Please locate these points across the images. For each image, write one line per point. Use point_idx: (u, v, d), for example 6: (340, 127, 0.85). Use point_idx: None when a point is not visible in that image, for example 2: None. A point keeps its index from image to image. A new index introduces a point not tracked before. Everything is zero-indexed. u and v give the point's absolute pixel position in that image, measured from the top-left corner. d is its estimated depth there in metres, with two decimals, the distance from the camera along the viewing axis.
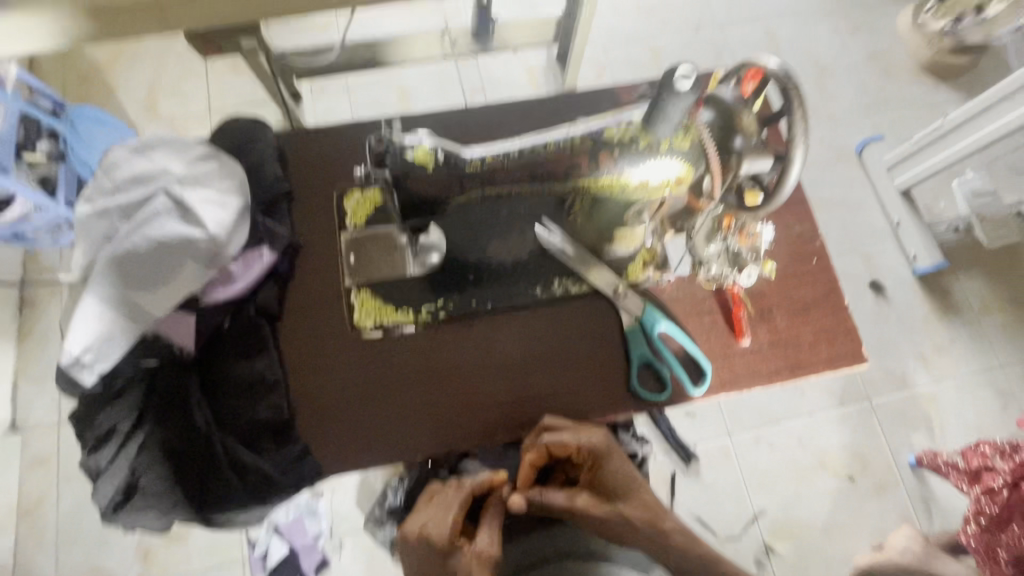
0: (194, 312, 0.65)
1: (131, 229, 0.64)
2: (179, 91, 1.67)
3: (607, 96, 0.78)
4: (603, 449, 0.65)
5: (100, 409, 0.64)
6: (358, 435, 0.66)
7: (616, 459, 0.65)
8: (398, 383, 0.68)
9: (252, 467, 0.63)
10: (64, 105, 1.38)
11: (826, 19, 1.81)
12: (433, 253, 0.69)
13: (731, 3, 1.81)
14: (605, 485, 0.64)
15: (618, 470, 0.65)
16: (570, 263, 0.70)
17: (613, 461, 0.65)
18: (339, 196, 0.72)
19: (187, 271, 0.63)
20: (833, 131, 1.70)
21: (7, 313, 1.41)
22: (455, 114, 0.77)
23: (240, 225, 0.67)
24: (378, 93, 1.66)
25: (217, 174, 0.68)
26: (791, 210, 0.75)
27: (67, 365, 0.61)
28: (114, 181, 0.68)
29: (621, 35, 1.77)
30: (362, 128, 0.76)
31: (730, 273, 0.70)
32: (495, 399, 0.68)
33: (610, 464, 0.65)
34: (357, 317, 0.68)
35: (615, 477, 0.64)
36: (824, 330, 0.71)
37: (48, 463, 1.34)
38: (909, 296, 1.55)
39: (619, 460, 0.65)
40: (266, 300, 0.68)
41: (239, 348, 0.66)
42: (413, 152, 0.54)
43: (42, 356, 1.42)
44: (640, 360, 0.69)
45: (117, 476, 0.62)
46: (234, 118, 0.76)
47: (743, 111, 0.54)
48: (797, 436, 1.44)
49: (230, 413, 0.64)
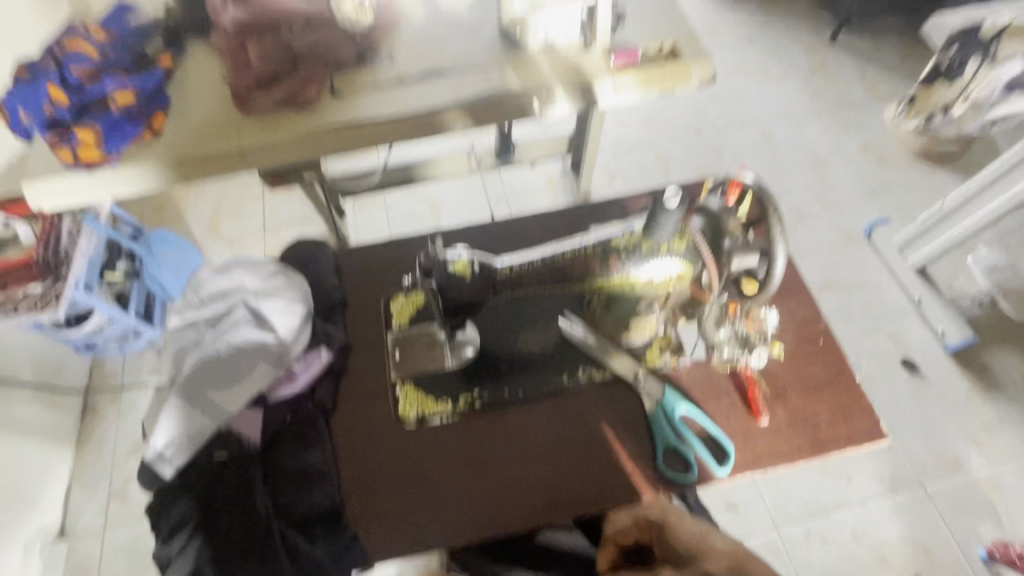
0: (263, 407, 0.74)
1: (216, 337, 0.77)
2: (241, 213, 1.92)
3: (617, 205, 0.90)
4: (656, 518, 0.69)
5: (173, 500, 0.70)
6: (399, 522, 0.70)
7: (673, 518, 0.69)
8: (440, 470, 0.73)
9: (305, 556, 0.67)
10: (142, 230, 1.63)
11: (817, 118, 2.01)
12: (468, 347, 0.77)
13: (727, 111, 2.03)
14: (679, 551, 0.66)
15: (683, 534, 0.67)
16: (593, 352, 0.77)
17: (674, 526, 0.68)
18: (387, 300, 0.83)
19: (259, 370, 0.74)
20: (839, 217, 1.80)
21: (71, 419, 1.53)
22: (483, 227, 0.90)
23: (303, 330, 0.77)
24: (413, 206, 1.88)
25: (284, 287, 0.80)
26: (794, 295, 0.82)
27: (151, 458, 0.70)
28: (202, 297, 0.82)
29: (629, 142, 1.98)
30: (405, 243, 0.89)
31: (742, 355, 0.75)
32: (529, 485, 0.72)
33: (671, 531, 0.68)
34: (401, 409, 0.76)
35: (683, 539, 0.67)
36: (839, 408, 0.75)
37: (90, 568, 1.39)
38: (944, 373, 1.54)
39: (680, 524, 0.68)
40: (323, 396, 0.76)
41: (298, 441, 0.73)
42: (453, 266, 0.76)
43: (97, 461, 1.51)
44: (664, 444, 0.74)
45: (182, 566, 0.66)
46: (302, 240, 0.91)
47: (729, 220, 0.65)
48: (849, 527, 1.37)
49: (289, 501, 0.70)
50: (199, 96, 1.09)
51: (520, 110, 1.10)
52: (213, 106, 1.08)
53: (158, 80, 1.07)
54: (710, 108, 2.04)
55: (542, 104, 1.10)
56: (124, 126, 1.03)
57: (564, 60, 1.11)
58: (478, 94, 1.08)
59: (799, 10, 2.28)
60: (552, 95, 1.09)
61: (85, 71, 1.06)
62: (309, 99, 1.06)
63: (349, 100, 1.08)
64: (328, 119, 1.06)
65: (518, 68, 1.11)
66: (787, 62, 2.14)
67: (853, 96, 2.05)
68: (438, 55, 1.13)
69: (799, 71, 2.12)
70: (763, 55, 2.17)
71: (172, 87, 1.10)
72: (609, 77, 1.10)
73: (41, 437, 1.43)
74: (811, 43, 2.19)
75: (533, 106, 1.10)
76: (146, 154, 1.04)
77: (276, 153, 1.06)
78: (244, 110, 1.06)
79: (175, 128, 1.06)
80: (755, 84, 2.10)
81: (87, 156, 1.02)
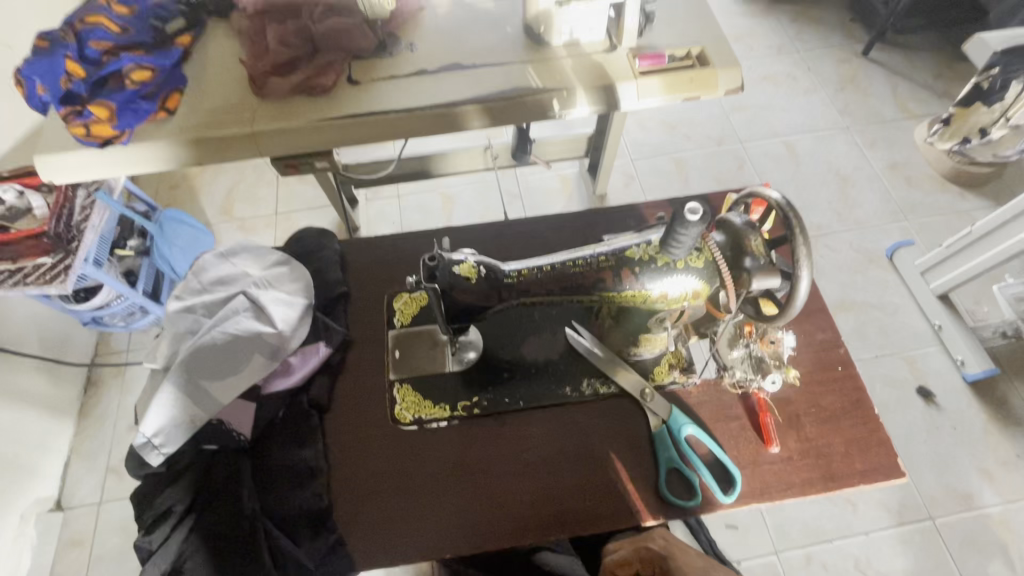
0: (255, 400, 0.71)
1: (212, 325, 0.74)
2: (253, 197, 1.91)
3: (633, 213, 0.87)
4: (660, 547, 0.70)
5: (159, 490, 0.68)
6: (388, 528, 0.68)
7: (676, 548, 0.70)
8: (433, 478, 0.70)
9: (289, 557, 0.65)
10: (156, 208, 1.62)
11: (844, 133, 1.95)
12: (470, 350, 0.75)
13: (751, 121, 1.98)
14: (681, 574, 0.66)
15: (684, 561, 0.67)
16: (598, 364, 0.74)
17: (676, 555, 0.68)
18: (390, 297, 0.81)
19: (255, 361, 0.71)
20: (861, 236, 1.75)
21: (74, 392, 1.54)
22: (493, 228, 0.87)
23: (303, 323, 0.75)
24: (425, 200, 1.86)
25: (287, 278, 0.79)
26: (812, 318, 0.78)
27: (138, 446, 0.67)
28: (201, 282, 0.80)
29: (649, 147, 1.94)
30: (413, 240, 0.87)
31: (754, 379, 0.72)
32: (524, 499, 0.69)
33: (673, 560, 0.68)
34: (398, 410, 0.73)
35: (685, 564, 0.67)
36: (854, 440, 0.71)
37: (83, 543, 1.39)
38: (963, 405, 1.48)
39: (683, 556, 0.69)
40: (318, 392, 0.74)
41: (291, 436, 0.71)
42: (459, 268, 0.61)
43: (96, 436, 1.51)
44: (667, 464, 0.70)
45: (162, 560, 0.64)
46: (305, 228, 0.88)
47: (752, 236, 0.60)
48: (852, 557, 1.33)
49: (277, 499, 0.68)
50: (216, 78, 1.08)
51: (538, 109, 1.07)
52: (229, 89, 1.07)
53: (176, 61, 1.06)
54: (734, 118, 1.99)
55: (561, 106, 1.07)
56: (138, 104, 1.01)
57: (587, 59, 1.08)
58: (497, 90, 1.05)
59: (832, 21, 2.22)
60: (573, 95, 1.06)
61: (102, 45, 1.04)
62: (326, 87, 1.04)
63: (365, 88, 1.06)
64: (342, 108, 1.04)
65: (539, 65, 1.08)
66: (816, 74, 2.09)
67: (883, 112, 1.99)
68: (459, 47, 1.10)
69: (828, 84, 2.06)
70: (793, 66, 2.11)
71: (189, 67, 1.09)
72: (633, 80, 1.06)
73: (43, 408, 1.43)
74: (843, 56, 2.12)
75: (553, 106, 1.07)
76: (159, 133, 1.02)
77: (288, 139, 1.04)
78: (259, 93, 1.05)
79: (189, 110, 1.05)
80: (783, 95, 2.04)
81: (99, 132, 1.01)
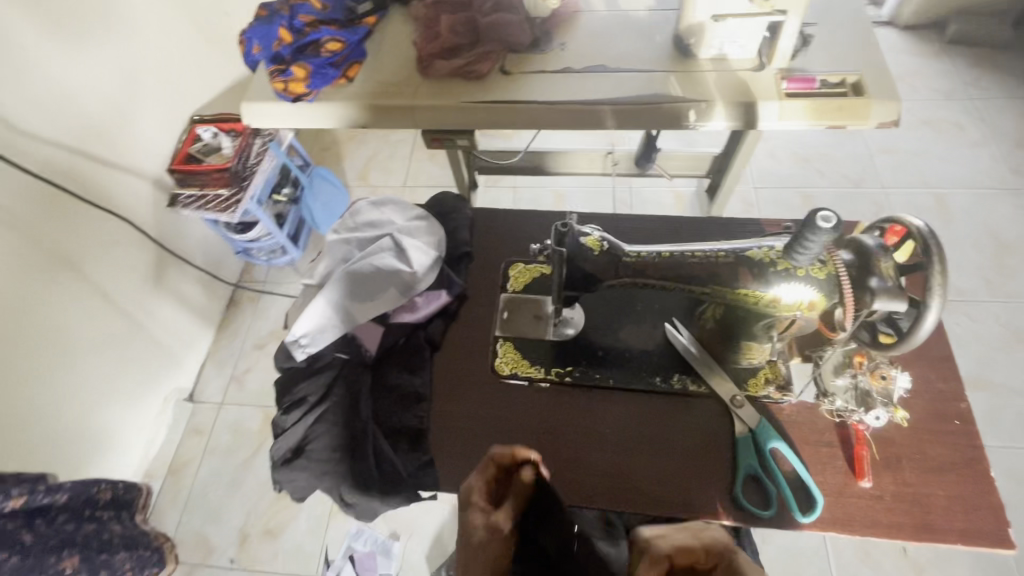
0: (383, 325, 0.84)
1: (363, 257, 0.88)
2: (388, 168, 2.13)
3: (754, 227, 0.88)
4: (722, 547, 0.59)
5: (298, 380, 0.82)
6: (472, 462, 0.75)
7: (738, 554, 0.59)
8: (517, 431, 0.77)
9: (388, 461, 0.75)
10: (309, 163, 1.86)
11: (1009, 195, 1.74)
12: (569, 327, 0.81)
13: (897, 166, 1.84)
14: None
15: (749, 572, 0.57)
16: (693, 362, 0.77)
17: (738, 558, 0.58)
18: (507, 264, 0.89)
19: (390, 292, 0.84)
20: (1012, 311, 1.56)
21: (219, 307, 1.81)
22: (610, 218, 0.92)
23: (433, 268, 0.86)
24: (539, 195, 1.95)
25: (425, 231, 0.91)
26: (932, 365, 0.75)
27: (289, 342, 0.82)
28: (356, 223, 0.94)
29: (775, 178, 1.87)
30: (536, 217, 0.94)
31: (855, 411, 0.70)
32: (600, 467, 0.74)
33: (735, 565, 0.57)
34: (498, 363, 0.81)
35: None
36: (960, 497, 0.67)
37: (201, 432, 1.64)
38: None
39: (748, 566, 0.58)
40: (434, 332, 0.84)
41: (405, 362, 0.81)
42: (585, 240, 0.69)
43: (229, 346, 1.77)
44: (747, 469, 0.71)
45: (293, 437, 0.79)
46: (444, 193, 0.99)
47: (883, 257, 0.60)
48: None
49: (386, 412, 0.78)
50: (389, 55, 1.24)
51: (673, 117, 1.10)
52: (399, 66, 1.22)
53: (361, 37, 1.23)
54: (878, 159, 1.86)
55: (697, 117, 1.09)
56: (327, 70, 1.19)
57: (732, 75, 1.09)
58: (636, 94, 1.10)
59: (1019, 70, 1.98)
60: (711, 108, 1.08)
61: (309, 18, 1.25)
62: (481, 73, 1.15)
63: (515, 78, 1.16)
64: (492, 93, 1.15)
65: (682, 75, 1.11)
66: (988, 125, 1.88)
67: None
68: (605, 52, 1.17)
69: (1001, 138, 1.85)
70: (960, 113, 1.92)
71: (370, 44, 1.25)
72: (777, 101, 1.06)
73: (196, 313, 1.70)
74: None
75: (688, 116, 1.09)
76: (339, 96, 1.19)
77: (439, 114, 1.16)
78: (423, 72, 1.18)
79: (365, 79, 1.21)
80: (942, 142, 1.87)
81: (295, 90, 1.20)
